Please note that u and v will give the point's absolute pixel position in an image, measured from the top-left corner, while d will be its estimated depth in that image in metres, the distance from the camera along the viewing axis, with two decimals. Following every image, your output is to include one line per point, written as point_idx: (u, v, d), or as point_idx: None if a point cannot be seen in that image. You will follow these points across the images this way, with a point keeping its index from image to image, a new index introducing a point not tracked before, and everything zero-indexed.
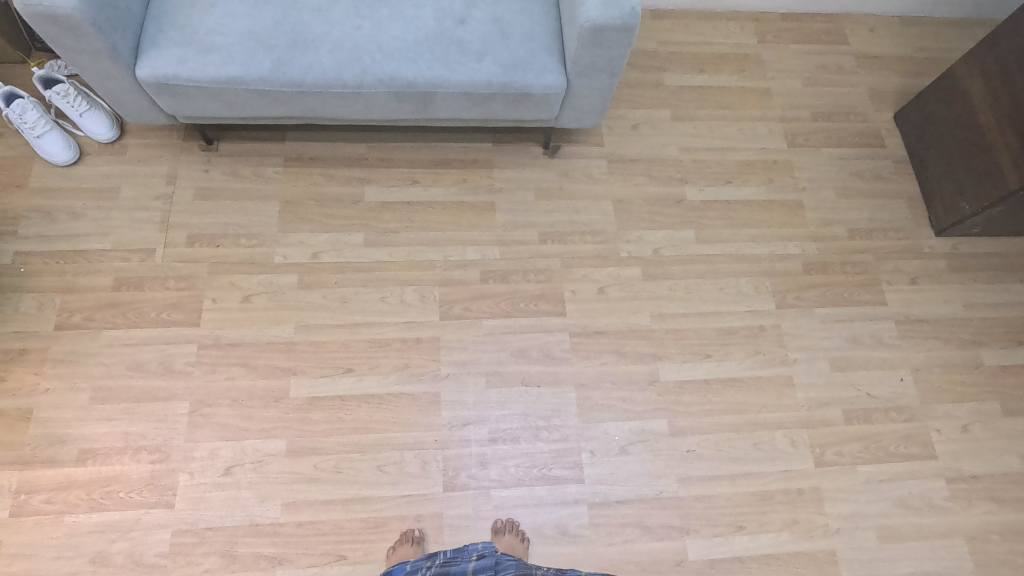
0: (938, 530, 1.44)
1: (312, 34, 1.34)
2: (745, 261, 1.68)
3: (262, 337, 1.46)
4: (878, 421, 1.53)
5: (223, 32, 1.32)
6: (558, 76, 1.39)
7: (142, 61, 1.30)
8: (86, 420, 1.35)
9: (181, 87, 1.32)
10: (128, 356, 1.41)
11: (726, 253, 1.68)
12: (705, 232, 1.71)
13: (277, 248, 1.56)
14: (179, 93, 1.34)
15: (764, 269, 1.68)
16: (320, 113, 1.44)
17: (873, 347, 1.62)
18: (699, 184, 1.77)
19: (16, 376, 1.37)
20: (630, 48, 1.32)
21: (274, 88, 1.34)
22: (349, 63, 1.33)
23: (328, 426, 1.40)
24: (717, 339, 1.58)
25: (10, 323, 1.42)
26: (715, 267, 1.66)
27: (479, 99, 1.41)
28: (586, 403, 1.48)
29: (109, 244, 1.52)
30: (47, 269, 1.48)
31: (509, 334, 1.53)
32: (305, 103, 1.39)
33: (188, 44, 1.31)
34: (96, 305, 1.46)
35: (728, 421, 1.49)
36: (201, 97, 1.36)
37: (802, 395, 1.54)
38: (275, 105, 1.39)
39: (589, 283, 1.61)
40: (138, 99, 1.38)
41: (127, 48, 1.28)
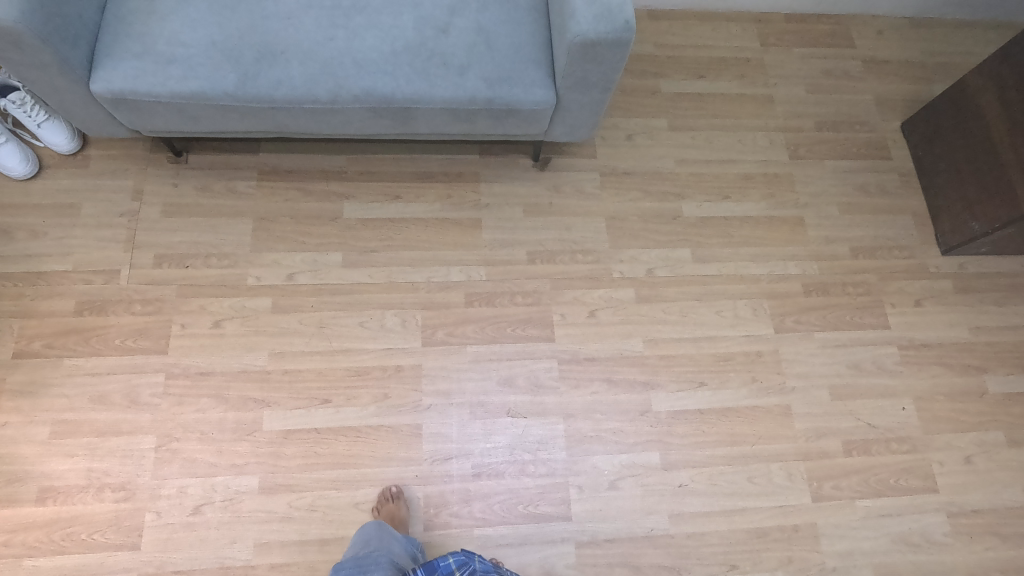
0: (937, 568, 1.39)
1: (281, 45, 1.24)
2: (743, 282, 1.61)
3: (234, 366, 1.39)
4: (877, 453, 1.48)
5: (184, 42, 1.22)
6: (546, 90, 1.30)
7: (96, 74, 1.20)
8: (47, 456, 1.28)
9: (140, 102, 1.23)
10: (91, 387, 1.34)
11: (724, 274, 1.61)
12: (702, 250, 1.63)
13: (250, 269, 1.47)
14: (139, 107, 1.25)
15: (762, 290, 1.60)
16: (293, 128, 1.35)
17: (874, 373, 1.55)
18: (696, 199, 1.68)
19: None
20: (624, 63, 1.23)
21: (240, 104, 1.24)
22: (322, 77, 1.24)
23: (303, 461, 1.33)
24: (712, 367, 1.51)
25: None
26: (711, 288, 1.59)
27: (462, 115, 1.32)
28: (574, 436, 1.41)
29: (70, 264, 1.43)
30: (5, 293, 1.39)
31: (495, 361, 1.46)
32: (275, 118, 1.30)
33: (146, 55, 1.21)
34: (56, 332, 1.37)
35: (723, 453, 1.44)
36: (163, 111, 1.26)
37: (800, 425, 1.48)
38: (243, 121, 1.30)
39: (579, 306, 1.53)
40: (95, 113, 1.28)
41: (79, 60, 1.18)
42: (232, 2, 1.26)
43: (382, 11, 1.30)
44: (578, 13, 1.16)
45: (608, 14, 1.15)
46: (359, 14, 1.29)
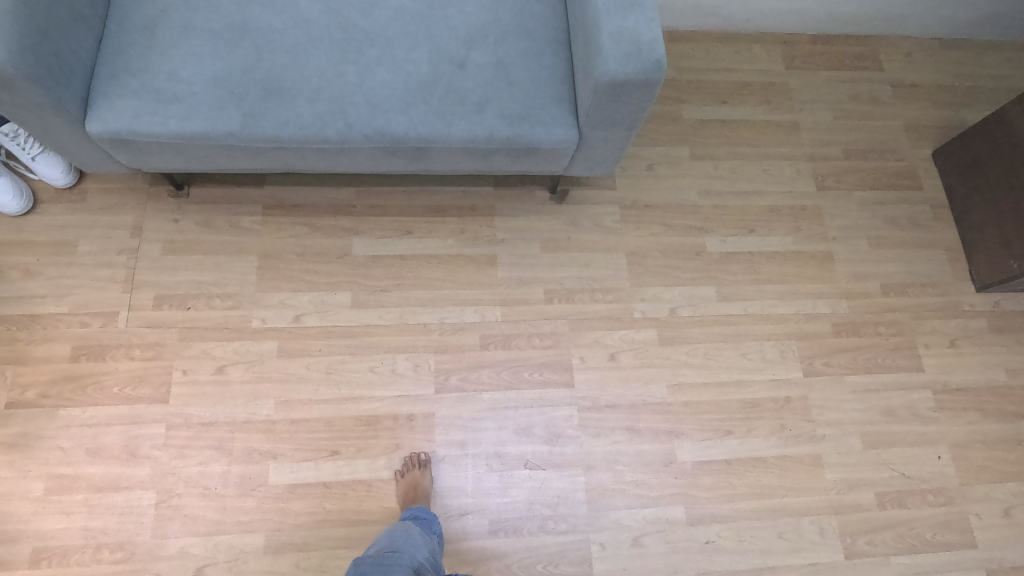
0: None
1: (289, 82, 1.17)
2: (770, 322, 1.54)
3: (239, 415, 1.32)
4: (912, 506, 1.41)
5: (186, 79, 1.15)
6: (569, 128, 1.23)
7: (92, 113, 1.13)
8: (41, 514, 1.22)
9: (139, 143, 1.16)
10: (87, 439, 1.27)
11: (750, 313, 1.54)
12: (726, 288, 1.56)
13: (254, 310, 1.41)
14: (138, 148, 1.17)
15: (790, 331, 1.54)
16: (300, 167, 1.27)
17: (906, 419, 1.49)
18: (720, 233, 1.61)
19: None
20: (653, 102, 1.16)
21: (246, 144, 1.17)
22: (332, 116, 1.17)
23: (312, 518, 1.27)
24: (739, 414, 1.45)
25: None
26: (737, 329, 1.52)
27: (480, 154, 1.25)
28: (596, 489, 1.35)
29: (67, 307, 1.36)
30: None
31: (512, 409, 1.39)
32: (282, 158, 1.22)
33: (146, 94, 1.14)
34: (52, 379, 1.31)
35: (751, 507, 1.37)
36: (163, 151, 1.19)
37: (830, 476, 1.42)
38: (249, 160, 1.23)
39: (599, 347, 1.47)
40: (91, 152, 1.21)
41: (74, 100, 1.11)
42: (236, 35, 1.19)
43: (395, 44, 1.22)
44: (606, 51, 1.08)
45: (638, 53, 1.08)
46: (372, 48, 1.21)
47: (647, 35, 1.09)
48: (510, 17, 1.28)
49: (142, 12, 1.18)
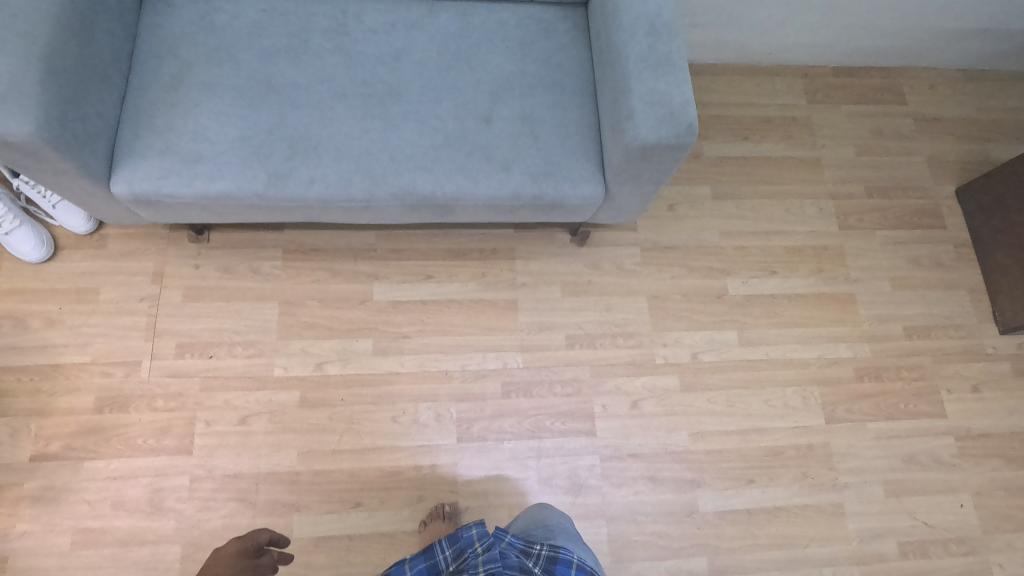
0: None
1: (314, 140, 1.16)
2: (791, 366, 1.53)
3: (262, 467, 1.32)
4: (935, 556, 1.41)
5: (211, 138, 1.14)
6: (596, 183, 1.22)
7: (117, 174, 1.12)
8: (68, 569, 1.22)
9: (164, 202, 1.15)
10: (112, 492, 1.27)
11: (771, 358, 1.53)
12: (748, 332, 1.55)
13: (276, 359, 1.41)
14: (162, 206, 1.17)
15: (812, 376, 1.53)
16: (324, 221, 1.27)
17: (930, 464, 1.48)
18: (741, 275, 1.60)
19: None
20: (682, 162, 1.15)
21: (270, 203, 1.16)
22: (359, 174, 1.16)
23: (337, 571, 1.27)
24: (761, 462, 1.44)
25: None
26: (759, 375, 1.51)
27: (505, 208, 1.24)
28: (618, 540, 1.35)
29: (89, 356, 1.36)
30: (21, 388, 1.33)
31: (535, 458, 1.39)
32: (306, 214, 1.22)
33: (170, 154, 1.13)
34: (76, 431, 1.31)
35: (773, 558, 1.37)
36: (187, 209, 1.18)
37: (853, 526, 1.42)
38: (273, 216, 1.22)
39: (621, 394, 1.46)
40: (115, 209, 1.20)
41: (98, 162, 1.10)
42: (260, 92, 1.18)
43: (420, 99, 1.21)
44: (637, 114, 1.07)
45: (669, 117, 1.06)
46: (396, 103, 1.20)
47: (677, 97, 1.08)
48: (535, 69, 1.26)
49: (167, 69, 1.18)
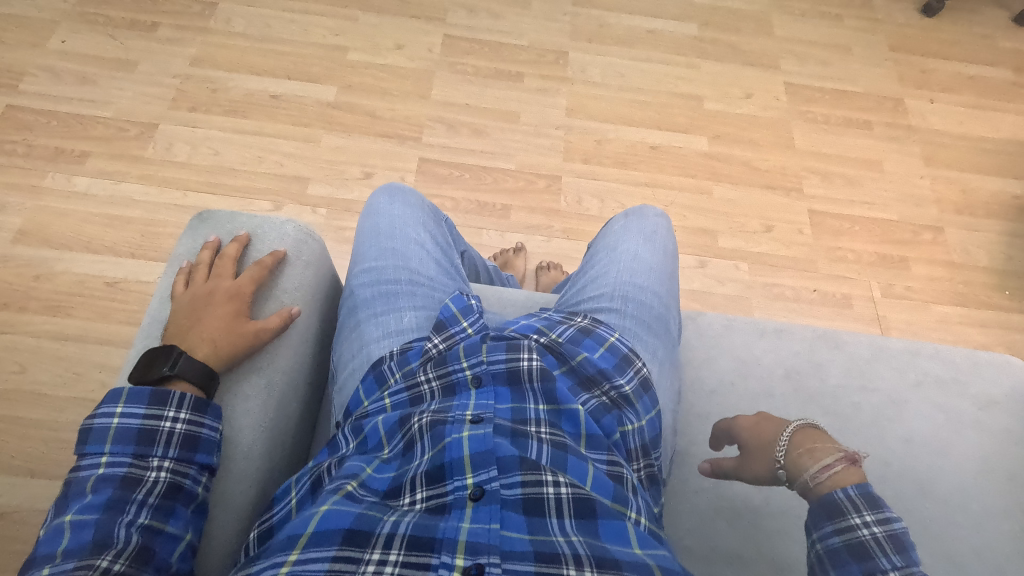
0: None
1: (706, 399, 0.76)
2: (108, 218, 1.25)
3: (713, 200, 1.43)
4: (108, 54, 1.47)
5: (859, 439, 0.75)
6: (321, 246, 0.67)
7: (959, 393, 0.79)
8: (855, 158, 1.54)
9: (890, 369, 0.80)
10: (838, 204, 1.46)
11: (131, 226, 1.25)
12: (137, 265, 1.21)
13: (697, 297, 1.30)
14: (898, 365, 0.81)
15: (92, 203, 1.27)
16: (712, 324, 0.83)
17: (73, 41, 1.48)
18: (104, 328, 1.14)
19: (929, 202, 1.50)
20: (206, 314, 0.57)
21: (773, 360, 0.80)
22: (687, 328, 0.82)
23: (658, 123, 1.54)
24: (236, 127, 1.40)
25: (942, 241, 1.44)
26: (151, 219, 1.26)
27: (464, 245, 0.83)
28: (405, 103, 1.49)
29: (892, 313, 1.32)
30: (940, 281, 1.38)
31: (445, 180, 1.38)
32: (734, 331, 0.82)
33: (897, 410, 0.77)
34: (880, 246, 1.41)
35: (280, 69, 1.50)
36: (878, 365, 0.81)
37: (173, 76, 1.46)
38: (781, 339, 0.82)
39: (333, 221, 1.31)
40: (978, 373, 0.81)
41: (981, 403, 0.79)
42: None
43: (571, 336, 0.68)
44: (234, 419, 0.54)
45: (159, 398, 0.51)
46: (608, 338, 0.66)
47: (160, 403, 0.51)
48: None
49: (967, 547, 0.68)
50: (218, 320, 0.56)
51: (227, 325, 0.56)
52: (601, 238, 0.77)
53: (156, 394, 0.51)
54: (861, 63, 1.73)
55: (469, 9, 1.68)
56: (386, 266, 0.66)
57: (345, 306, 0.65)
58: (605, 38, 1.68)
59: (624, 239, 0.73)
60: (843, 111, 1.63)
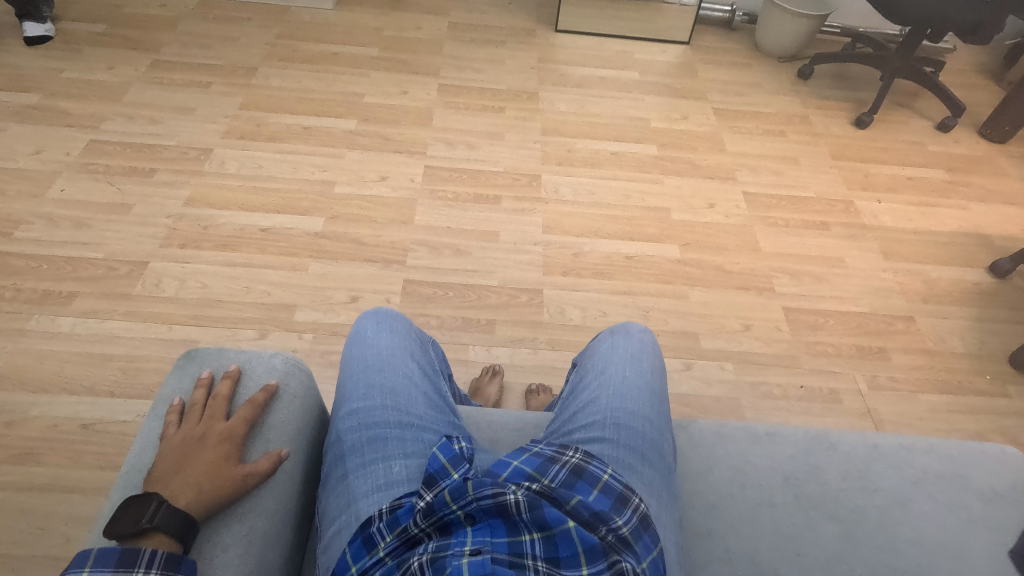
0: (91, 145, 1.69)
1: (709, 516, 0.73)
2: (90, 356, 1.24)
3: (690, 303, 1.48)
4: (105, 199, 1.55)
5: (873, 549, 0.71)
6: (310, 380, 0.67)
7: (962, 488, 0.78)
8: (819, 256, 1.63)
9: (891, 468, 0.79)
10: (810, 299, 1.52)
11: (113, 363, 1.24)
12: (117, 403, 1.18)
13: (687, 400, 1.29)
14: (897, 463, 0.80)
15: (76, 342, 1.26)
16: (705, 434, 0.82)
17: (72, 189, 1.57)
18: (75, 473, 1.09)
19: (895, 293, 1.56)
20: (193, 457, 0.55)
21: (773, 468, 0.78)
22: (681, 439, 0.81)
23: (630, 234, 1.63)
24: (225, 260, 1.45)
25: (914, 329, 1.49)
26: (134, 354, 1.26)
27: (448, 371, 0.83)
28: (389, 229, 1.56)
29: (881, 404, 1.33)
30: (921, 369, 1.40)
31: (430, 298, 1.42)
32: (729, 440, 0.81)
33: (906, 511, 0.75)
34: (858, 338, 1.45)
35: (270, 204, 1.59)
36: (878, 465, 0.79)
37: (166, 216, 1.53)
38: (777, 445, 0.81)
39: (319, 346, 1.31)
40: (975, 465, 0.80)
41: (987, 496, 0.77)
42: None
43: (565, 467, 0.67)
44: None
45: (125, 558, 0.47)
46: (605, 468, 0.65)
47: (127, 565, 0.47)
48: None
49: None
50: (206, 463, 0.55)
51: (215, 468, 0.54)
52: (589, 358, 0.79)
53: (124, 552, 0.48)
54: (808, 171, 1.89)
55: (448, 142, 1.83)
56: (375, 407, 0.66)
57: (331, 451, 0.64)
58: (573, 161, 1.82)
59: (611, 359, 0.74)
60: (799, 214, 1.75)
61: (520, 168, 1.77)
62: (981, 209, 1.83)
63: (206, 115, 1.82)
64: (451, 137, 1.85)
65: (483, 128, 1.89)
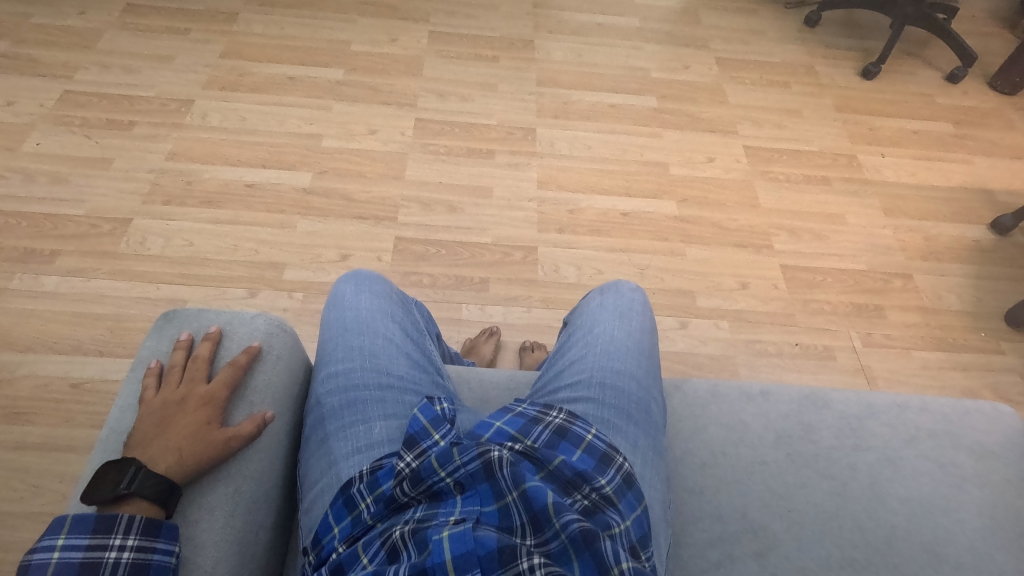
0: (65, 96, 1.61)
1: (698, 474, 0.73)
2: (75, 316, 1.22)
3: (687, 260, 1.45)
4: (83, 153, 1.49)
5: (860, 506, 0.72)
6: (292, 341, 0.65)
7: (953, 446, 0.78)
8: (818, 212, 1.60)
9: (881, 427, 0.79)
10: (808, 257, 1.50)
11: (100, 322, 1.22)
12: (105, 363, 1.17)
13: (680, 358, 1.29)
14: (888, 422, 0.79)
15: (60, 301, 1.24)
16: (696, 393, 0.81)
17: (48, 142, 1.51)
18: (66, 432, 1.09)
19: (894, 250, 1.54)
20: (172, 420, 0.54)
21: (765, 427, 0.78)
22: (672, 398, 0.80)
23: (627, 190, 1.59)
24: (211, 216, 1.41)
25: (911, 286, 1.47)
26: (121, 313, 1.23)
27: (435, 332, 0.81)
28: (379, 184, 1.52)
29: (874, 362, 1.33)
30: (916, 327, 1.40)
31: (422, 256, 1.39)
32: (720, 398, 0.81)
33: (895, 470, 0.75)
34: (854, 296, 1.44)
35: (255, 159, 1.53)
36: (868, 424, 0.79)
37: (148, 171, 1.48)
38: (767, 403, 0.80)
39: (309, 305, 1.29)
40: (968, 423, 0.80)
41: (978, 455, 0.77)
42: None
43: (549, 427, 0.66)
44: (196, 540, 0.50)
45: (101, 525, 0.47)
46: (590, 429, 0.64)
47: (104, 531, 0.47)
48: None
49: None
50: (186, 427, 0.53)
51: (195, 432, 0.53)
52: (577, 317, 0.77)
53: (101, 519, 0.47)
54: (812, 124, 1.83)
55: (439, 93, 1.76)
56: (356, 368, 0.64)
57: (313, 412, 0.63)
58: (569, 114, 1.75)
59: (599, 317, 0.73)
60: (801, 169, 1.70)
61: (514, 121, 1.71)
62: (986, 164, 1.78)
63: (186, 64, 1.73)
64: (443, 88, 1.78)
65: (476, 78, 1.81)
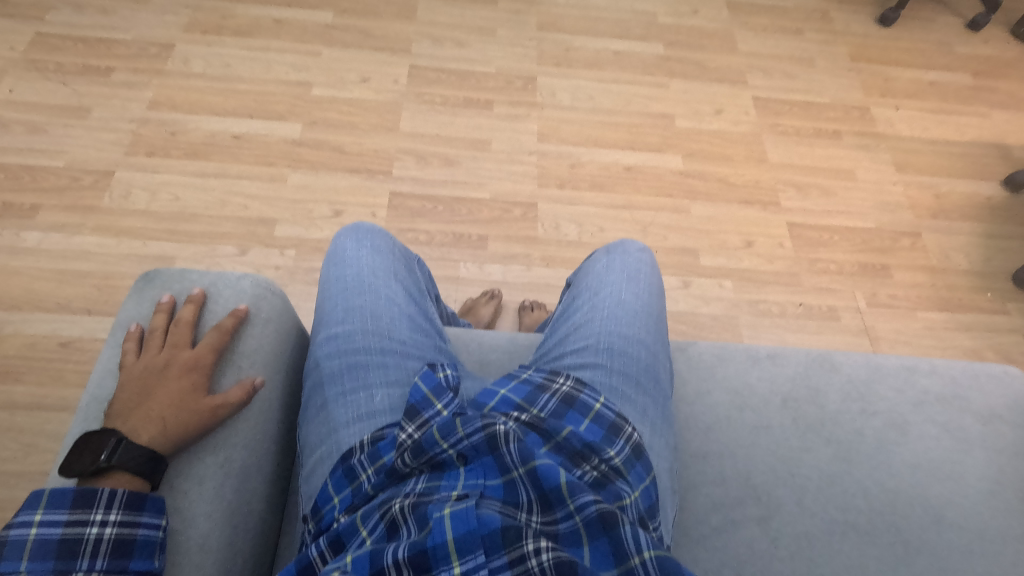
0: (37, 39, 1.51)
1: (704, 439, 0.72)
2: (59, 273, 1.18)
3: (691, 218, 1.41)
4: (58, 102, 1.42)
5: (867, 472, 0.71)
6: (283, 304, 0.62)
7: (963, 412, 0.76)
8: (828, 168, 1.55)
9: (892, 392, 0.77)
10: (815, 215, 1.46)
11: (85, 280, 1.18)
12: (94, 322, 1.14)
13: (682, 319, 1.27)
14: (898, 387, 0.78)
15: (43, 258, 1.20)
16: (703, 355, 0.79)
17: (21, 89, 1.42)
18: (56, 392, 1.07)
19: (904, 209, 1.50)
20: (155, 389, 0.51)
21: (772, 391, 0.76)
22: (678, 361, 0.78)
23: (631, 144, 1.52)
24: (197, 170, 1.35)
25: (919, 246, 1.44)
26: (107, 271, 1.20)
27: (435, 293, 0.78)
28: (372, 136, 1.45)
29: (878, 322, 1.31)
30: (921, 287, 1.37)
31: (417, 213, 1.34)
32: (727, 361, 0.79)
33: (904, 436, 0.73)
34: (861, 255, 1.40)
35: (241, 109, 1.46)
36: (878, 388, 0.77)
37: (128, 121, 1.41)
38: (776, 366, 0.78)
39: (302, 263, 1.25)
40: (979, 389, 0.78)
41: (987, 421, 0.76)
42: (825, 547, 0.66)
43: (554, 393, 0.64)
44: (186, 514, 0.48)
45: (81, 500, 0.45)
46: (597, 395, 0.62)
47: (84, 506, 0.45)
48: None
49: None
50: (170, 396, 0.51)
51: (179, 400, 0.50)
52: (583, 278, 0.74)
53: (82, 494, 0.45)
54: (825, 74, 1.75)
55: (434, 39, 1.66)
56: (353, 332, 0.61)
57: (309, 378, 0.60)
58: (572, 62, 1.67)
59: (606, 279, 0.70)
60: (812, 122, 1.64)
61: (513, 70, 1.62)
62: (1003, 118, 1.72)
63: (164, 4, 1.63)
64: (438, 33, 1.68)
65: (473, 22, 1.71)
